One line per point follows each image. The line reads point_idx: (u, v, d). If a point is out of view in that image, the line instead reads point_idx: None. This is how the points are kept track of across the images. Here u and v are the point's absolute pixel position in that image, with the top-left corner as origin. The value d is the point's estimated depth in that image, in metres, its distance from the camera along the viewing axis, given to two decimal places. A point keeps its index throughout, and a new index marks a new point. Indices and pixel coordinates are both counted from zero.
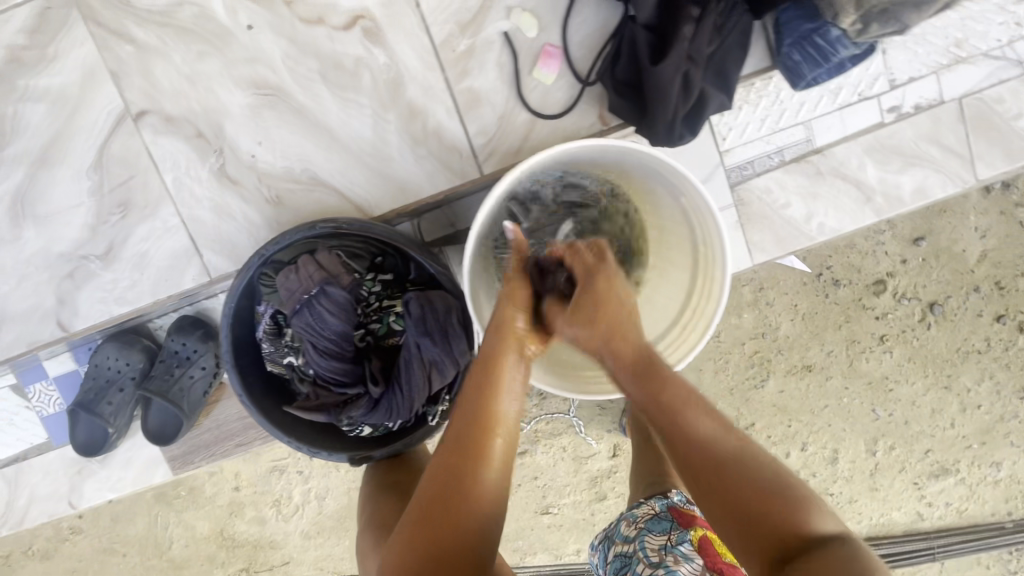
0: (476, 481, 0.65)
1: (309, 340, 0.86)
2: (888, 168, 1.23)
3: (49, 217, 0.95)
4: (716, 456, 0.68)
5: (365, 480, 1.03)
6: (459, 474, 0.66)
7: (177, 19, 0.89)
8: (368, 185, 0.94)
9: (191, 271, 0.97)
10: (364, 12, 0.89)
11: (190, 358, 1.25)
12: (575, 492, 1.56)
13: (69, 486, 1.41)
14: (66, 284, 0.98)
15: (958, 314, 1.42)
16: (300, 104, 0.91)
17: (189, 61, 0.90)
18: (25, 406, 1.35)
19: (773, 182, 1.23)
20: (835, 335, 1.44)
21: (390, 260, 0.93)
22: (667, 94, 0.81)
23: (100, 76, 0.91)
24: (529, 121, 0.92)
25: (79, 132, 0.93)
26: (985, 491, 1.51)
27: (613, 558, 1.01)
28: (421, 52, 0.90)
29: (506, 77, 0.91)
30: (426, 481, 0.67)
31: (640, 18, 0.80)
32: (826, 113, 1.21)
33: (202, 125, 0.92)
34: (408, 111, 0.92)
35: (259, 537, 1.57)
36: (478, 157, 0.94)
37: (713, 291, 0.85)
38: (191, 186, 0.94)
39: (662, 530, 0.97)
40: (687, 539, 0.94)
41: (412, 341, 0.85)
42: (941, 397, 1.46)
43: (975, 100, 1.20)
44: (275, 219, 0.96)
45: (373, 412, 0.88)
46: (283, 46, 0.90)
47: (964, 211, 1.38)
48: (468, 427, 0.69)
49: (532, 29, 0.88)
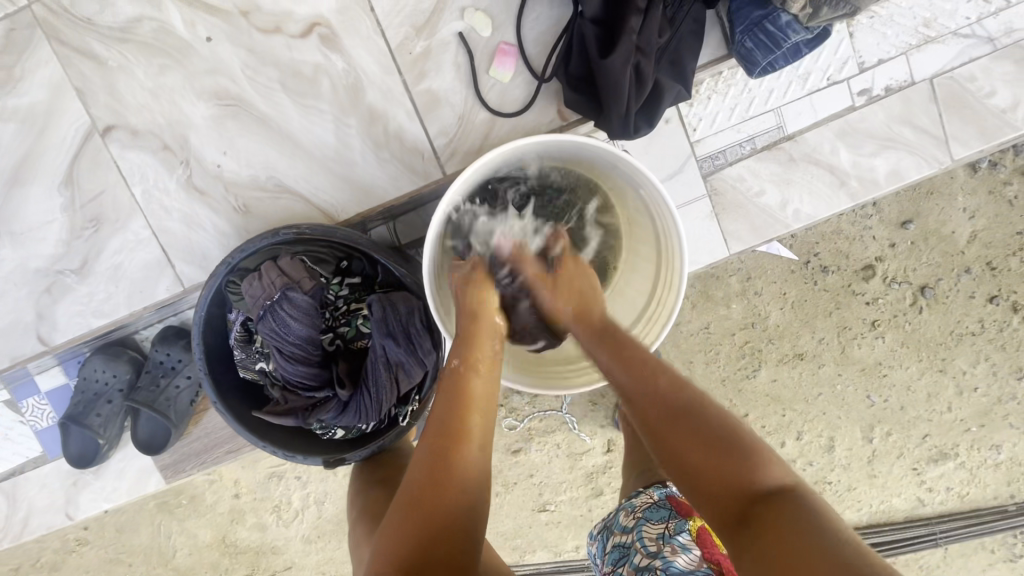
0: (463, 460, 0.66)
1: (275, 346, 0.87)
2: (863, 152, 1.22)
3: (25, 233, 0.97)
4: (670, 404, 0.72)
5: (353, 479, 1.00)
6: (444, 458, 0.66)
7: (138, 35, 0.91)
8: (333, 190, 0.95)
9: (164, 281, 0.99)
10: (319, 19, 0.90)
11: (175, 367, 1.27)
12: (571, 488, 1.57)
13: (69, 497, 1.43)
14: (44, 298, 1.00)
15: (949, 296, 1.40)
16: (262, 113, 0.93)
17: (151, 75, 0.92)
18: (19, 420, 1.37)
19: (746, 171, 1.23)
20: (825, 323, 1.43)
21: (357, 264, 0.94)
22: (619, 86, 0.81)
23: (66, 94, 0.93)
24: (488, 120, 0.93)
25: (50, 149, 0.94)
26: (985, 474, 1.49)
27: (611, 548, 1.01)
28: (378, 56, 0.91)
29: (462, 77, 0.91)
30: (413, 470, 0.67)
31: (587, 14, 0.81)
32: (796, 99, 1.20)
33: (167, 138, 0.94)
34: (368, 115, 0.93)
35: (260, 543, 1.58)
36: (440, 157, 0.94)
37: (674, 282, 0.85)
38: (160, 198, 0.96)
39: (660, 519, 0.97)
40: (686, 530, 0.94)
41: (378, 343, 0.86)
42: (937, 380, 1.45)
43: (947, 80, 1.19)
44: (244, 228, 0.97)
45: (342, 414, 0.90)
46: (242, 56, 0.91)
47: (951, 192, 1.37)
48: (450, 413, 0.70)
49: (486, 29, 0.89)
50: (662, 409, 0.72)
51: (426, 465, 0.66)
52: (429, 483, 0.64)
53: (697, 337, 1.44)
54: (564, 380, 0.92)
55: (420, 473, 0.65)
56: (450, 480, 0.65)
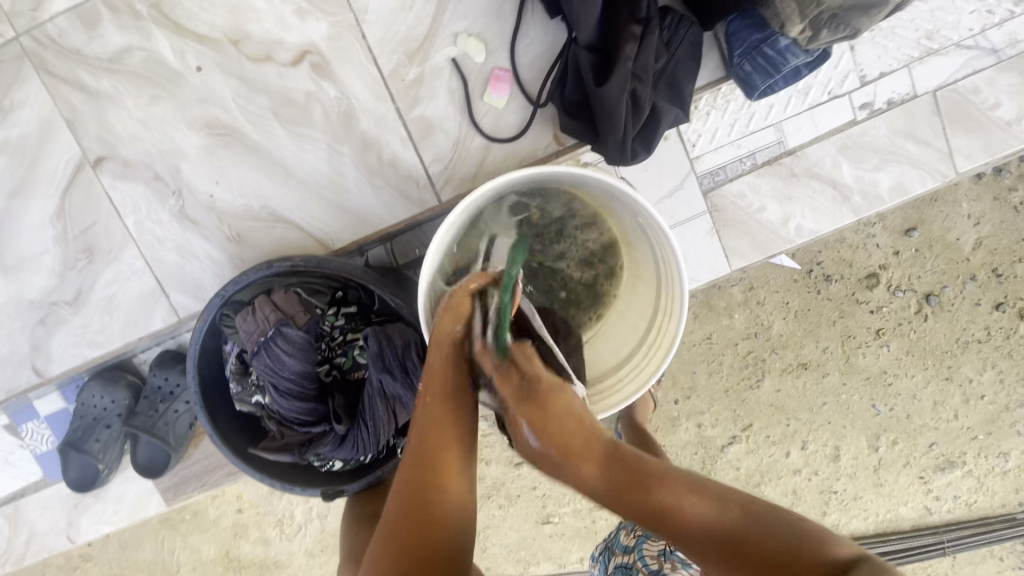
0: (447, 490, 0.65)
1: (270, 382, 0.86)
2: (865, 165, 1.20)
3: (19, 265, 0.96)
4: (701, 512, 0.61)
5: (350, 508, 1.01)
6: (425, 490, 0.64)
7: (127, 65, 0.90)
8: (328, 219, 0.94)
9: (159, 312, 0.98)
10: (311, 47, 0.89)
11: (173, 392, 1.26)
12: (575, 500, 1.56)
13: (70, 520, 1.43)
14: (39, 330, 0.99)
15: (955, 304, 1.38)
16: (253, 142, 0.92)
17: (142, 106, 0.91)
18: (18, 444, 1.37)
19: (746, 186, 1.21)
20: (829, 332, 1.41)
21: (352, 293, 0.92)
22: (615, 113, 0.79)
23: (57, 125, 0.92)
24: (483, 146, 0.91)
25: (42, 180, 0.94)
26: (993, 482, 1.47)
27: (614, 569, 1.01)
28: (370, 83, 0.90)
29: (457, 104, 0.90)
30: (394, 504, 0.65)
31: (581, 41, 0.79)
32: (796, 113, 1.18)
33: (159, 168, 0.93)
34: (362, 142, 0.91)
35: (263, 558, 1.58)
36: (435, 183, 0.93)
37: (674, 312, 0.83)
38: (153, 228, 0.95)
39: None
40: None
41: (374, 377, 0.84)
42: (943, 389, 1.43)
43: (950, 92, 1.17)
44: (238, 257, 0.96)
45: (341, 447, 0.88)
46: (234, 85, 0.90)
47: (956, 200, 1.35)
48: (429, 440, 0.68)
49: (480, 54, 0.88)
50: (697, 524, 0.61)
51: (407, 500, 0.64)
52: (417, 517, 0.62)
53: (700, 348, 1.43)
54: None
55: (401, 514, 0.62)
56: (438, 508, 0.63)
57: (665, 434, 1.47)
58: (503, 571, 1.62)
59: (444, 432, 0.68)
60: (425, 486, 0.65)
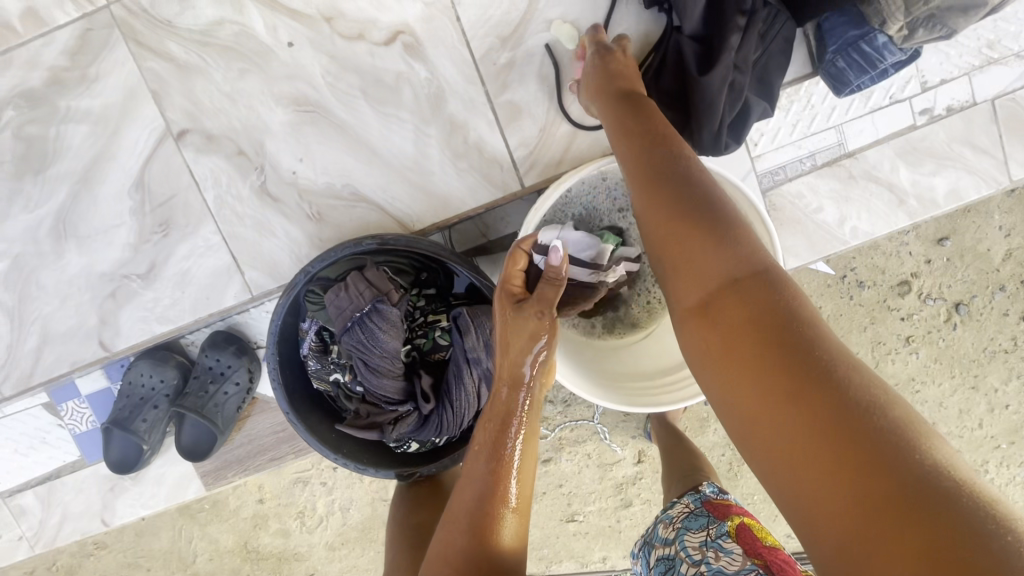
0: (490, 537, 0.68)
1: (359, 358, 0.83)
2: (921, 170, 1.22)
3: (93, 236, 0.95)
4: (671, 168, 0.67)
5: (397, 497, 1.05)
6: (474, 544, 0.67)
7: (218, 38, 0.90)
8: (409, 199, 0.94)
9: (232, 289, 0.97)
10: (404, 27, 0.89)
11: (224, 373, 1.24)
12: (600, 499, 1.55)
13: (104, 502, 1.40)
14: (108, 303, 0.98)
15: (984, 314, 1.40)
16: (339, 119, 0.91)
17: (230, 79, 0.91)
18: (57, 423, 1.34)
19: (804, 187, 1.23)
20: (861, 337, 1.43)
21: (434, 276, 0.93)
22: (714, 103, 0.80)
23: (142, 96, 0.91)
24: (570, 132, 0.92)
25: (122, 152, 0.93)
26: (1015, 491, 1.49)
27: (656, 562, 0.99)
28: (461, 66, 0.90)
29: (547, 90, 0.91)
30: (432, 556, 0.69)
31: (686, 30, 0.81)
32: (858, 117, 1.20)
33: (243, 143, 0.92)
34: (449, 125, 0.92)
35: (283, 549, 1.55)
36: (519, 169, 0.93)
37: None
38: (233, 204, 0.94)
39: (700, 527, 0.97)
40: (726, 532, 0.93)
41: (463, 357, 0.85)
42: (969, 397, 1.45)
43: (1008, 101, 1.19)
44: (316, 236, 0.95)
45: (422, 428, 0.88)
46: (324, 62, 0.90)
47: (989, 211, 1.37)
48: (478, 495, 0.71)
49: (573, 41, 0.89)
50: (658, 185, 0.65)
51: (445, 558, 0.67)
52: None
53: None
54: (636, 398, 0.91)
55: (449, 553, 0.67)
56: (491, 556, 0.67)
57: (694, 436, 1.46)
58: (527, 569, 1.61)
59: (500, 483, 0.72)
60: (465, 538, 0.68)
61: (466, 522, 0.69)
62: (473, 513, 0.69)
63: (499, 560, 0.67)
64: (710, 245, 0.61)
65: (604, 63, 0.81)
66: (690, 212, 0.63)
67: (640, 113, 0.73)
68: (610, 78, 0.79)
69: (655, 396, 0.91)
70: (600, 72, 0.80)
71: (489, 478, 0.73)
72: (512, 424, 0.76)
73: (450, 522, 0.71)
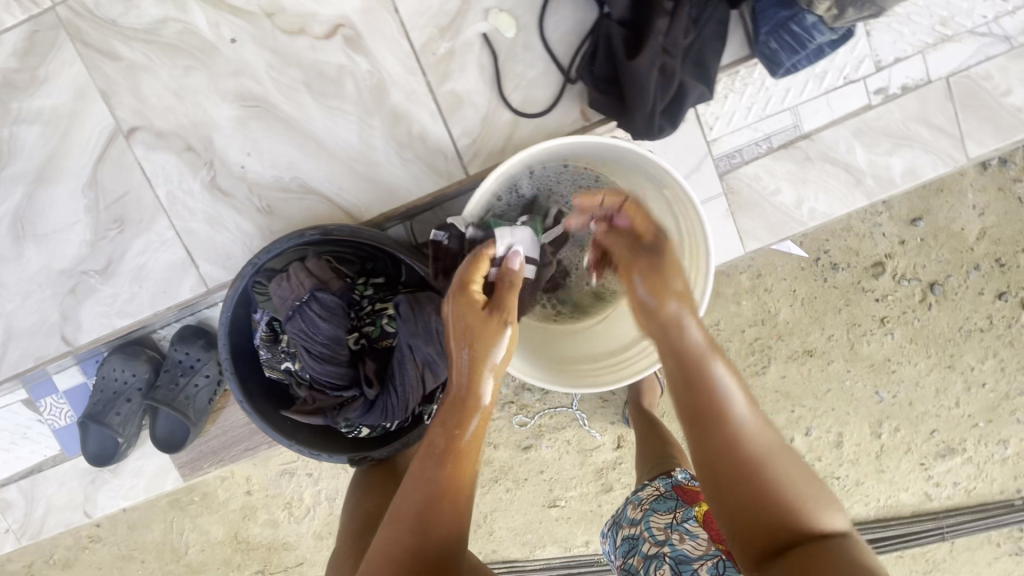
0: (437, 535, 0.67)
1: (302, 346, 0.87)
2: (878, 150, 1.23)
3: (50, 235, 0.98)
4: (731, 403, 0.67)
5: (355, 480, 1.08)
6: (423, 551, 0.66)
7: (162, 36, 0.91)
8: (356, 190, 0.96)
9: (188, 282, 0.99)
10: (344, 20, 0.90)
11: (194, 366, 1.28)
12: (581, 484, 1.56)
13: (87, 494, 1.44)
14: (68, 299, 1.00)
15: (958, 292, 1.40)
16: (284, 113, 0.93)
17: (176, 77, 0.92)
18: (37, 419, 1.38)
19: (761, 170, 1.24)
20: (835, 320, 1.42)
21: (380, 264, 0.96)
22: (645, 89, 0.82)
23: (90, 95, 0.93)
24: (511, 120, 0.93)
25: (74, 150, 0.95)
26: (993, 469, 1.49)
27: (622, 540, 1.03)
28: (401, 57, 0.91)
29: (487, 79, 0.92)
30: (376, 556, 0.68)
31: (614, 15, 0.82)
32: (812, 98, 1.21)
33: (192, 139, 0.94)
34: (393, 116, 0.93)
35: (272, 540, 1.58)
36: (463, 158, 0.95)
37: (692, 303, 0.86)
38: (184, 198, 0.96)
39: (668, 510, 0.99)
40: (693, 517, 0.96)
41: (404, 343, 0.87)
42: (945, 376, 1.44)
43: (964, 78, 1.20)
44: (268, 229, 0.97)
45: (369, 413, 0.90)
46: (267, 57, 0.91)
47: (961, 189, 1.37)
48: (428, 496, 0.69)
49: (510, 29, 0.90)
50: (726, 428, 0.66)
51: (390, 559, 0.66)
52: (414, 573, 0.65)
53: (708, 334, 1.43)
54: (577, 380, 0.94)
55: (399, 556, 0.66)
56: (437, 557, 0.66)
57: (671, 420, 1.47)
58: (510, 555, 1.61)
59: (450, 489, 0.69)
60: (414, 538, 0.67)
61: (413, 521, 0.68)
62: (421, 514, 0.68)
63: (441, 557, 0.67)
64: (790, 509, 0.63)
65: (654, 241, 0.78)
66: (759, 460, 0.65)
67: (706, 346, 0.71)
68: (667, 263, 0.76)
69: (591, 380, 0.94)
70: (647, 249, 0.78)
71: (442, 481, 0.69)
72: (470, 418, 0.72)
73: (396, 520, 0.69)
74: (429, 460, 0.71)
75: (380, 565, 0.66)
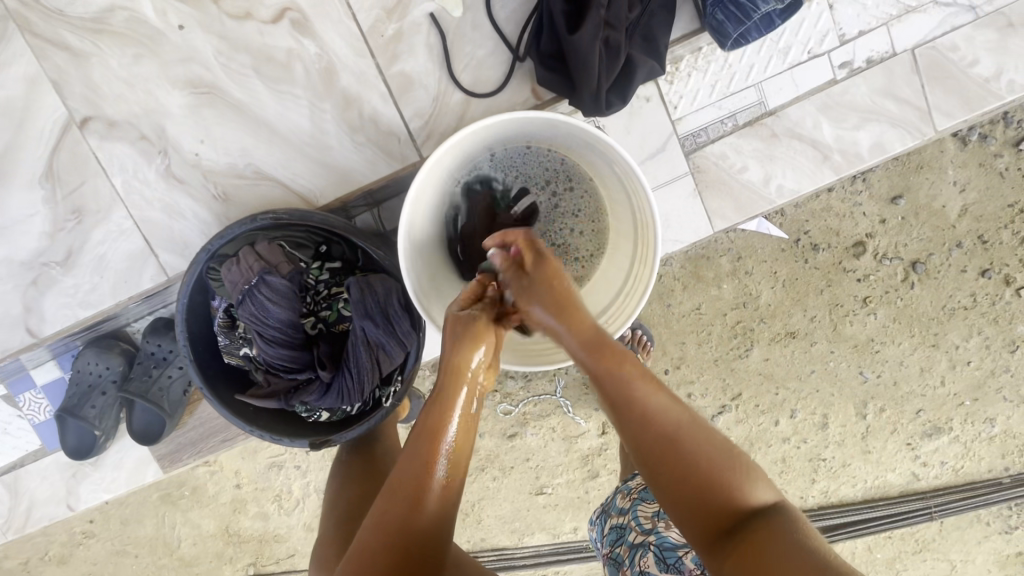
0: (426, 512, 0.67)
1: (255, 330, 0.90)
2: (845, 126, 1.22)
3: (11, 226, 1.01)
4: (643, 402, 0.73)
5: (335, 472, 1.08)
6: (411, 524, 0.66)
7: (110, 25, 0.95)
8: (310, 175, 1.01)
9: (148, 271, 1.03)
10: (290, 5, 0.96)
11: (167, 358, 1.29)
12: (568, 471, 1.55)
13: (69, 488, 1.45)
14: (31, 291, 1.03)
15: (940, 271, 1.37)
16: (233, 98, 0.98)
17: (126, 65, 0.97)
18: (17, 414, 1.38)
19: (728, 148, 1.23)
20: (817, 300, 1.40)
21: (335, 248, 0.97)
22: (589, 59, 0.90)
23: (43, 86, 0.97)
24: (463, 100, 1.00)
25: (29, 141, 0.98)
26: (980, 447, 1.48)
27: (609, 529, 1.03)
28: (349, 39, 0.98)
29: (435, 57, 0.99)
30: (369, 528, 0.68)
31: None
32: (776, 74, 1.20)
33: (145, 128, 0.99)
34: (343, 99, 0.99)
35: (264, 531, 1.59)
36: (417, 139, 1.01)
37: (645, 281, 0.84)
38: (139, 187, 1.00)
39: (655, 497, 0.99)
40: None
41: (357, 325, 0.89)
42: (929, 355, 1.42)
43: (929, 49, 1.19)
44: (224, 215, 1.02)
45: (326, 396, 0.93)
46: (214, 43, 0.97)
47: (942, 165, 1.33)
48: (418, 470, 0.69)
49: (456, 8, 0.95)
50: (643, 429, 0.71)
51: (384, 527, 0.66)
52: (404, 544, 0.65)
53: (689, 318, 1.41)
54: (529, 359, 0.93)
55: (389, 530, 0.66)
56: (429, 532, 0.67)
57: None
58: (499, 542, 1.59)
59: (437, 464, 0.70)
60: (407, 509, 0.67)
61: (407, 491, 0.69)
62: (415, 483, 0.69)
63: (429, 530, 0.67)
64: (720, 479, 0.69)
65: (540, 267, 0.81)
66: (677, 451, 0.70)
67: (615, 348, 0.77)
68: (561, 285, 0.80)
69: (545, 360, 0.92)
70: (533, 271, 0.80)
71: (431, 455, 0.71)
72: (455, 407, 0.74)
73: (392, 490, 0.69)
74: (423, 437, 0.72)
75: (375, 534, 0.66)
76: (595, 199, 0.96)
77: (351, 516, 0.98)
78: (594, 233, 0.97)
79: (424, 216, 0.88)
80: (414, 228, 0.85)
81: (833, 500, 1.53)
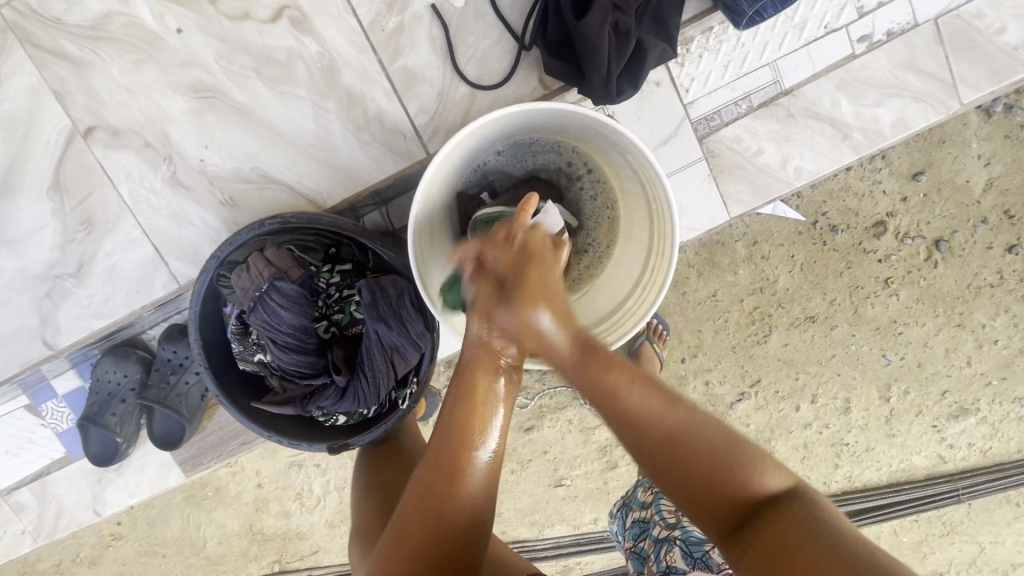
0: (460, 497, 0.62)
1: (268, 336, 0.90)
2: (864, 102, 1.17)
3: (22, 240, 1.01)
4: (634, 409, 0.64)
5: (358, 464, 1.08)
6: (439, 504, 0.62)
7: (108, 31, 0.94)
8: (316, 175, 1.00)
9: (159, 279, 1.03)
10: (289, 3, 0.94)
11: (183, 364, 1.29)
12: (585, 463, 1.53)
13: (95, 494, 1.47)
14: (46, 303, 1.04)
15: (965, 249, 1.33)
16: (237, 102, 0.97)
17: (126, 72, 0.96)
18: (40, 423, 1.39)
19: (742, 130, 1.19)
20: (837, 283, 1.36)
21: (345, 250, 0.97)
22: (598, 44, 0.87)
23: (45, 97, 0.96)
24: (469, 93, 0.98)
25: (35, 154, 0.98)
26: (1009, 427, 1.44)
27: (631, 524, 1.00)
28: (350, 35, 0.96)
29: (439, 51, 0.97)
30: (408, 499, 0.64)
31: None
32: (791, 51, 1.15)
33: (149, 136, 0.98)
34: (346, 97, 0.98)
35: (286, 529, 1.60)
36: (422, 136, 0.99)
37: (662, 271, 0.82)
38: (147, 196, 1.00)
39: None
40: None
41: (370, 328, 0.88)
42: (954, 335, 1.38)
43: (952, 18, 1.14)
44: (232, 220, 1.01)
45: (342, 400, 0.92)
46: (214, 45, 0.95)
47: (965, 140, 1.28)
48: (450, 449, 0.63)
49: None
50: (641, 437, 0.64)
51: (418, 511, 0.62)
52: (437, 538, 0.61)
53: (705, 306, 1.38)
54: None
55: (419, 515, 0.62)
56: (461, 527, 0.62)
57: None
58: (519, 535, 1.58)
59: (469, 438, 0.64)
60: (434, 496, 0.62)
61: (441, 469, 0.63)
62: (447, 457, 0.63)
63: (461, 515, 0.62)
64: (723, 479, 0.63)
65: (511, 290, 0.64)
66: (679, 451, 0.63)
67: (596, 352, 0.65)
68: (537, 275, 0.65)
69: None
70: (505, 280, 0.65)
71: (460, 429, 0.64)
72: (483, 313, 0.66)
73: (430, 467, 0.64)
74: (457, 400, 0.65)
75: (411, 514, 0.62)
76: (608, 190, 0.93)
77: (384, 497, 0.96)
78: (604, 224, 0.95)
79: (433, 205, 0.86)
80: (423, 223, 0.83)
81: (856, 484, 1.50)
